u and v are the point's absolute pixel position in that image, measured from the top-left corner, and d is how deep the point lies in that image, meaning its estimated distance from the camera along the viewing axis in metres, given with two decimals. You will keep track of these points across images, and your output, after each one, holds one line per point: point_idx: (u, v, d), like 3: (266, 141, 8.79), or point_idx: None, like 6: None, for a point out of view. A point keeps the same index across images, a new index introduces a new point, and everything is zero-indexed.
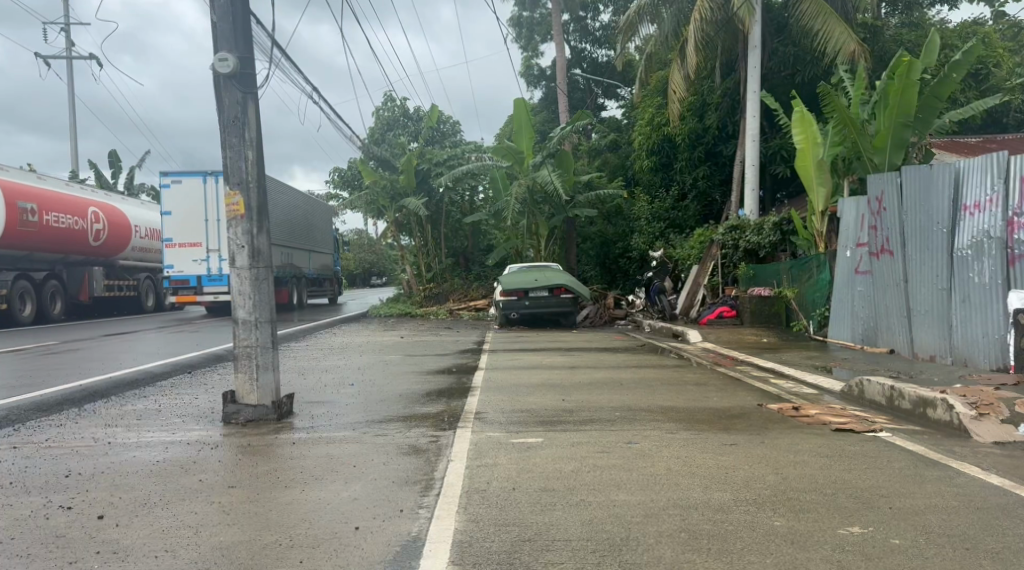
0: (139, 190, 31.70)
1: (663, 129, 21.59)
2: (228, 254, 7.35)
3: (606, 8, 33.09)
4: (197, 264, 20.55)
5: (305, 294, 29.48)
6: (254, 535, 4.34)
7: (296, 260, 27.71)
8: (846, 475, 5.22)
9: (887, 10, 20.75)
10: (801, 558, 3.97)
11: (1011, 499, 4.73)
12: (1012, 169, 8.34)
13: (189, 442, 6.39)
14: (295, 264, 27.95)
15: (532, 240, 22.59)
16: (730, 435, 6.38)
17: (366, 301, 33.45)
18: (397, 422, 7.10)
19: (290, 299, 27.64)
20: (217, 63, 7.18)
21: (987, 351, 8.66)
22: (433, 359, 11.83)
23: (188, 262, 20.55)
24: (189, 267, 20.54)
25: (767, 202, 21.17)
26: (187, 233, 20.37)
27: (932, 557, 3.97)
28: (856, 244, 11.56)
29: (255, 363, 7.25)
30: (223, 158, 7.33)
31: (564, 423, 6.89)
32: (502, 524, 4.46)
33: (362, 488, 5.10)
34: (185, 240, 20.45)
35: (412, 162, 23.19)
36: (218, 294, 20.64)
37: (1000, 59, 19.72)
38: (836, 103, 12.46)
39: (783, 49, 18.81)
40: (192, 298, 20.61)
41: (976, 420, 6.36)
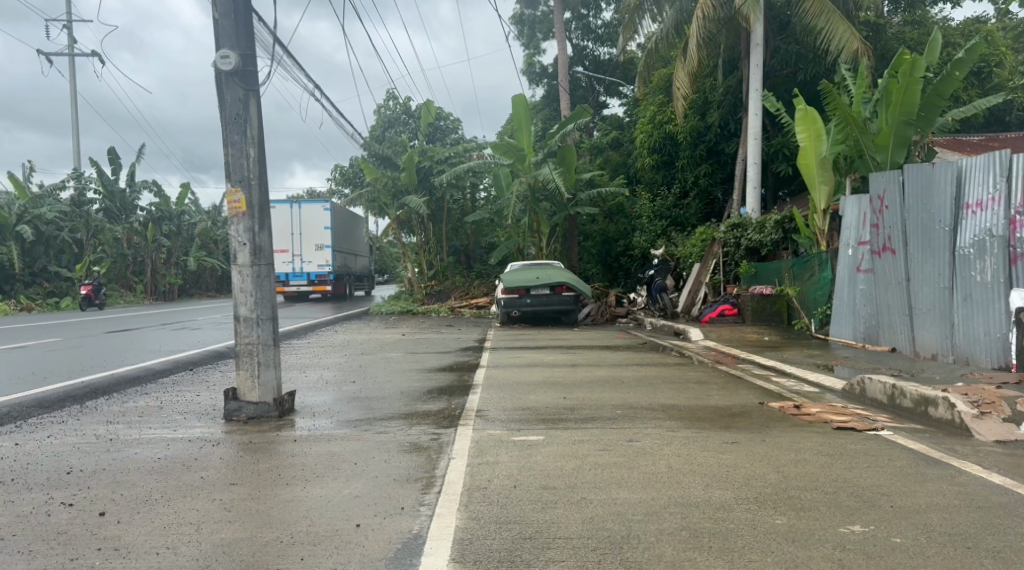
0: (139, 186, 31.65)
1: (665, 127, 21.55)
2: (229, 252, 7.34)
3: (607, 5, 33.16)
4: (284, 265, 28.66)
5: (353, 291, 33.83)
6: (255, 532, 4.34)
7: (350, 261, 32.34)
8: (846, 474, 5.21)
9: (891, 8, 20.74)
10: (802, 557, 3.97)
11: (1012, 499, 4.72)
12: (1015, 167, 8.37)
13: (191, 438, 6.41)
14: (348, 265, 32.36)
15: (534, 237, 22.62)
16: (732, 433, 6.37)
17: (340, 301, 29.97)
18: (398, 419, 7.11)
19: (345, 292, 32.24)
20: (219, 61, 7.21)
21: (988, 350, 8.65)
22: (435, 357, 11.81)
23: (280, 264, 28.60)
24: (282, 268, 28.73)
25: (770, 199, 21.16)
26: (278, 243, 28.42)
27: (933, 557, 3.96)
28: (858, 242, 11.56)
29: (256, 360, 7.26)
30: (224, 154, 7.32)
31: (566, 421, 6.89)
32: (503, 521, 4.46)
33: (362, 486, 5.09)
34: (278, 248, 28.48)
35: (414, 160, 23.14)
36: (298, 286, 28.81)
37: (1003, 57, 19.70)
38: (837, 100, 12.45)
39: (786, 47, 18.80)
40: (282, 288, 28.77)
41: (979, 419, 6.35)
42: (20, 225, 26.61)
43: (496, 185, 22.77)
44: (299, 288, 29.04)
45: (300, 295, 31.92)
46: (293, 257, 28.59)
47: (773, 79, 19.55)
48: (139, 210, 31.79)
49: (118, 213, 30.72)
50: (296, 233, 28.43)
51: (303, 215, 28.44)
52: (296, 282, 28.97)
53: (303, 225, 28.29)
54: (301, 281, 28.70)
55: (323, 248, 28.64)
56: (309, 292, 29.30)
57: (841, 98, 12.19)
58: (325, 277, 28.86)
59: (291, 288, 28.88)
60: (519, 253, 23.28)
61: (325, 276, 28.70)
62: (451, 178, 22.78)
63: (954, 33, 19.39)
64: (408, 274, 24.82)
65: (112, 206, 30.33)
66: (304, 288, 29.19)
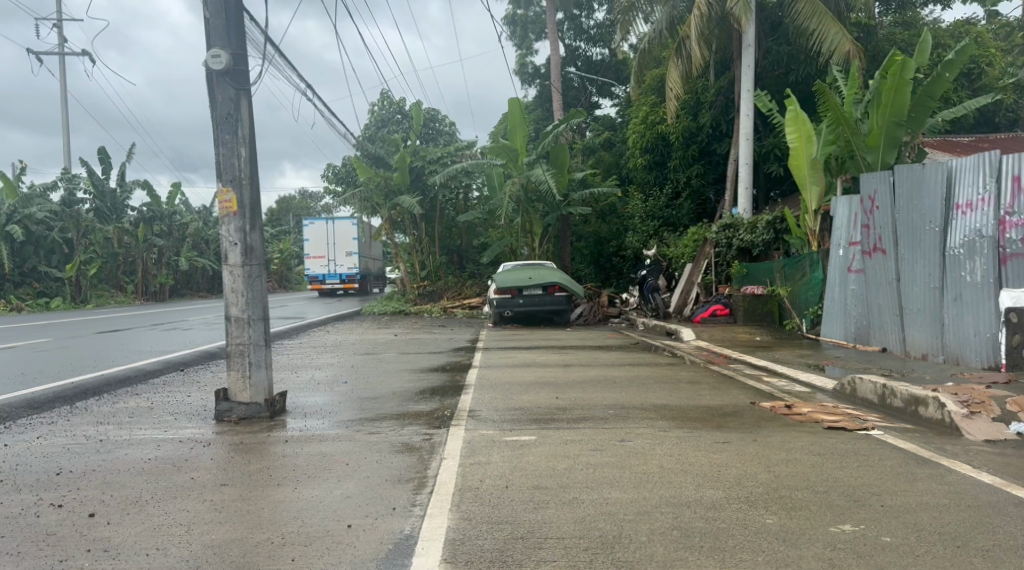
0: (131, 185, 31.60)
1: (657, 127, 21.54)
2: (221, 251, 7.32)
3: (599, 6, 33.20)
4: (321, 268, 34.72)
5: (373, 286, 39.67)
6: (245, 533, 4.33)
7: (371, 265, 38.16)
8: (838, 473, 5.23)
9: (881, 10, 20.96)
10: (793, 557, 3.97)
11: (1001, 498, 4.75)
12: (1004, 168, 8.42)
13: (181, 439, 6.38)
14: (370, 266, 38.17)
15: (527, 237, 22.79)
16: (723, 433, 6.38)
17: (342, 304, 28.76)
18: (391, 420, 7.10)
19: (365, 290, 38.01)
20: (210, 60, 7.18)
21: (979, 349, 8.67)
22: (428, 357, 11.78)
23: (318, 267, 34.60)
24: (319, 270, 34.83)
25: (761, 200, 21.24)
26: (316, 250, 34.43)
27: (923, 556, 3.97)
28: (849, 243, 11.58)
29: (247, 360, 7.24)
30: (215, 154, 7.30)
31: (557, 421, 6.89)
32: (494, 521, 4.46)
33: (354, 487, 5.09)
34: (316, 254, 34.44)
35: (407, 160, 23.18)
36: (333, 285, 34.68)
37: (993, 58, 19.78)
38: (829, 101, 12.44)
39: (777, 48, 18.83)
40: (319, 287, 34.63)
41: (967, 418, 6.37)
42: (9, 225, 26.52)
43: (489, 184, 22.73)
44: (333, 286, 34.92)
45: (331, 293, 37.80)
46: (328, 262, 34.56)
47: (765, 80, 19.52)
48: (130, 210, 31.71)
49: (108, 212, 30.63)
50: (331, 243, 34.43)
51: (336, 228, 34.41)
52: (331, 282, 34.85)
53: (337, 236, 34.12)
54: (336, 281, 34.78)
55: (352, 255, 34.64)
56: (342, 288, 35.47)
57: (834, 98, 12.15)
58: (354, 276, 34.84)
59: (327, 286, 34.89)
60: (512, 253, 23.43)
61: (354, 277, 34.63)
62: (445, 179, 22.82)
63: (943, 35, 19.53)
64: (401, 274, 24.93)
65: (103, 206, 30.24)
66: (337, 286, 35.29)
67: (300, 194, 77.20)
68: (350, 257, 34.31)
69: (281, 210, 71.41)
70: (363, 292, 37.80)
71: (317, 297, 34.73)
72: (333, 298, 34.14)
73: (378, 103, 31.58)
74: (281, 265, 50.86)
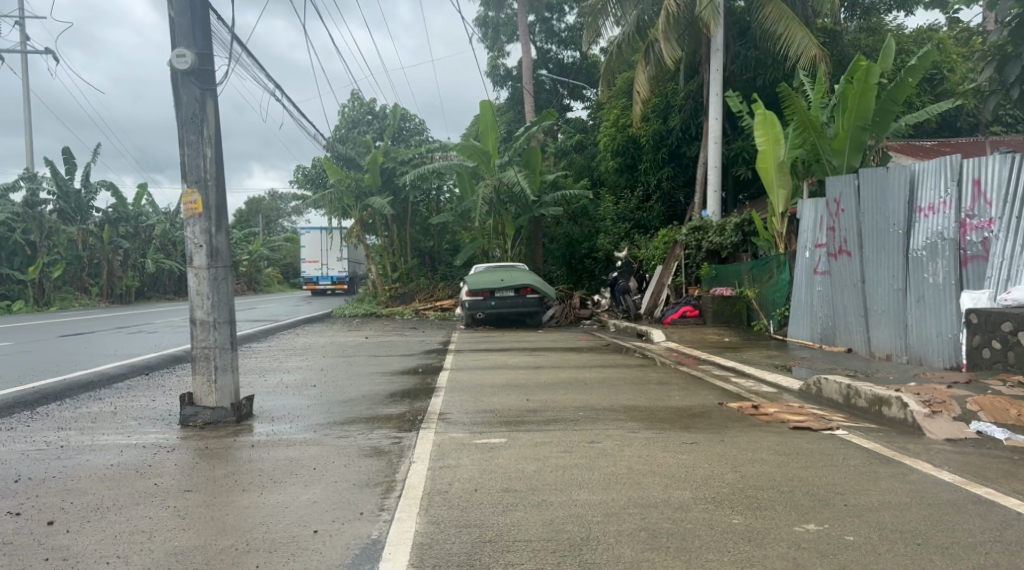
0: (95, 186, 31.03)
1: (628, 130, 21.66)
2: (185, 253, 7.23)
3: (571, 10, 33.33)
4: (314, 271, 37.94)
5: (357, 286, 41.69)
6: (209, 539, 4.28)
7: (357, 269, 40.80)
8: (803, 473, 5.30)
9: (846, 15, 21.16)
10: (757, 556, 4.01)
11: (962, 496, 4.83)
12: (965, 171, 8.59)
13: (144, 445, 6.28)
14: (354, 270, 40.09)
15: (498, 239, 22.87)
16: (691, 434, 6.43)
17: (312, 305, 28.75)
18: (359, 423, 7.06)
19: (350, 290, 40.17)
20: (174, 59, 7.08)
21: (941, 350, 8.81)
22: (399, 360, 11.72)
23: (312, 270, 37.77)
24: (313, 272, 37.99)
25: (730, 204, 21.43)
26: (311, 255, 37.60)
27: (885, 554, 4.03)
28: (815, 245, 11.73)
29: (213, 364, 7.15)
30: (180, 154, 7.21)
31: (527, 423, 6.90)
32: (462, 525, 4.45)
33: (321, 491, 5.06)
34: (311, 259, 37.67)
35: (378, 160, 23.10)
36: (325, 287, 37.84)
37: (955, 65, 20.17)
38: (796, 105, 12.64)
39: (746, 52, 19.01)
40: (312, 287, 37.79)
41: (929, 418, 6.47)
42: None
43: (459, 186, 22.59)
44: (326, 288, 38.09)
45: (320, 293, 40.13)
46: (321, 266, 37.74)
47: (734, 84, 19.68)
48: (94, 211, 31.15)
49: (72, 213, 30.04)
50: (324, 249, 37.61)
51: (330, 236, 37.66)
52: (323, 283, 38.07)
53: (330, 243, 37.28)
54: (328, 283, 37.92)
55: (343, 260, 37.71)
56: (333, 288, 38.67)
57: (800, 103, 12.31)
58: (345, 279, 37.89)
59: (319, 287, 37.98)
60: (484, 255, 23.44)
61: (344, 279, 37.66)
62: (416, 179, 22.77)
63: (907, 41, 19.90)
64: (373, 276, 24.91)
65: (67, 207, 29.65)
66: (330, 287, 38.53)
67: (269, 195, 76.72)
68: (341, 263, 37.45)
69: (249, 209, 70.87)
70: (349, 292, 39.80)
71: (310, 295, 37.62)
72: (323, 298, 36.44)
73: (349, 105, 31.35)
74: (250, 267, 50.54)
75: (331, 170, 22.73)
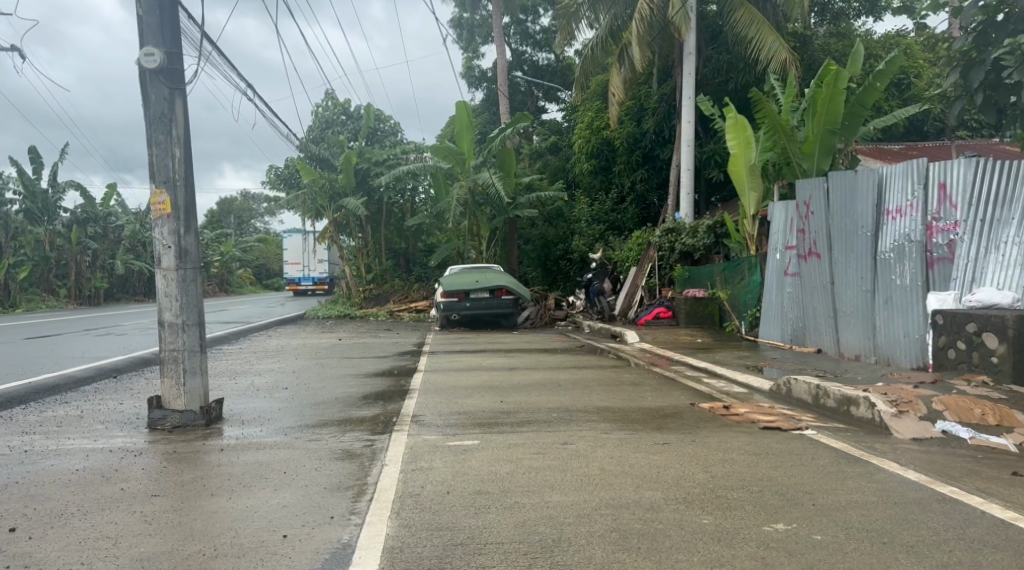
0: (63, 186, 30.56)
1: (602, 133, 21.73)
2: (154, 254, 7.15)
3: (545, 12, 33.42)
4: (296, 273, 39.03)
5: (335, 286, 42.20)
6: (177, 545, 4.23)
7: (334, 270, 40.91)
8: (772, 472, 5.36)
9: (817, 20, 21.61)
10: (726, 556, 4.05)
11: (927, 495, 4.91)
12: (930, 175, 8.73)
13: (111, 449, 6.19)
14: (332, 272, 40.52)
15: (473, 240, 22.88)
16: (663, 434, 6.47)
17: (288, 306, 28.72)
18: (332, 425, 7.02)
19: (327, 292, 40.34)
20: (143, 58, 6.99)
21: (908, 350, 8.94)
22: (372, 362, 11.66)
23: (295, 272, 38.88)
24: (295, 273, 39.08)
25: (703, 206, 21.60)
26: (293, 257, 38.64)
27: (851, 553, 4.08)
28: (785, 247, 11.85)
29: (181, 367, 7.07)
30: (148, 154, 7.12)
31: (501, 425, 6.90)
32: (435, 528, 4.44)
33: (292, 495, 5.01)
34: (293, 261, 38.70)
35: (352, 161, 22.97)
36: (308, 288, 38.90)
37: (922, 70, 20.50)
38: (766, 109, 12.77)
39: (717, 56, 19.20)
40: (296, 288, 38.89)
41: (896, 418, 6.57)
42: None
43: (434, 187, 22.51)
44: (308, 288, 39.12)
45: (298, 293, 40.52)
46: (303, 267, 38.74)
47: (706, 88, 19.82)
48: (62, 212, 30.68)
49: (39, 213, 29.54)
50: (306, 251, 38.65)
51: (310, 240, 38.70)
52: (306, 284, 39.11)
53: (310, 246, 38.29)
54: (310, 283, 39.04)
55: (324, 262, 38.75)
56: (314, 289, 39.69)
57: (771, 108, 12.44)
58: (326, 279, 38.85)
59: (302, 287, 38.99)
60: (459, 257, 23.40)
61: (325, 280, 38.59)
62: (390, 181, 22.69)
63: (875, 46, 20.18)
64: (346, 277, 24.84)
65: (34, 207, 29.18)
66: (311, 287, 39.71)
67: (241, 195, 76.11)
68: (322, 265, 38.47)
69: (220, 210, 70.23)
70: (326, 293, 40.28)
71: (292, 296, 38.54)
72: (305, 298, 37.47)
73: (323, 105, 31.15)
74: (222, 269, 50.10)
75: (304, 170, 22.57)
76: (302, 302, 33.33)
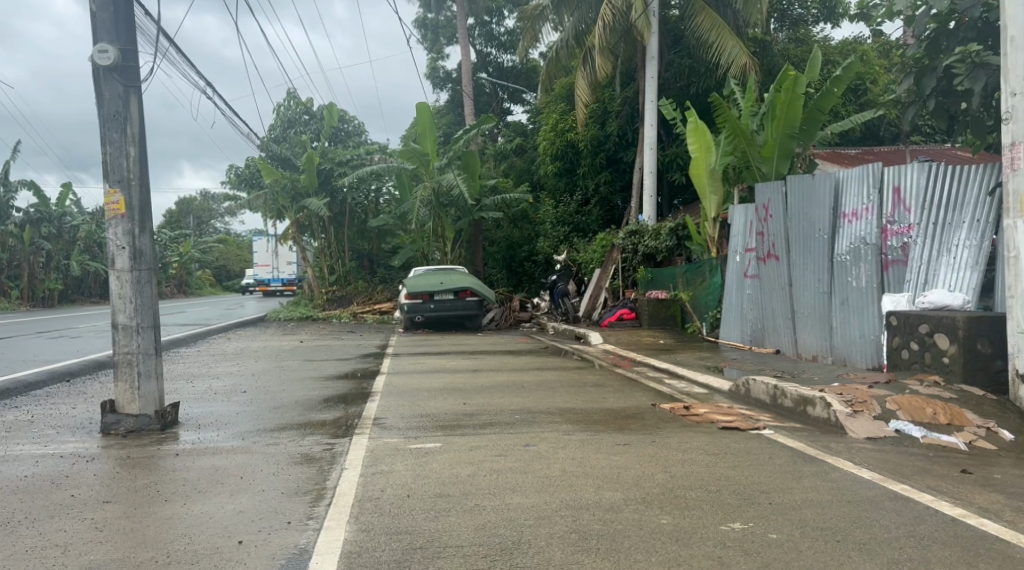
0: (16, 185, 29.85)
1: (567, 135, 21.77)
2: (107, 255, 7.00)
3: (509, 14, 33.45)
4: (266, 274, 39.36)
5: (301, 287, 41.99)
6: (128, 552, 4.15)
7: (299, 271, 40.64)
8: (729, 472, 5.42)
9: (776, 26, 21.91)
10: (683, 556, 4.08)
11: (879, 493, 5.00)
12: (885, 179, 8.91)
13: (62, 454, 6.05)
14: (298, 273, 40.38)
15: (438, 241, 22.79)
16: (624, 435, 6.51)
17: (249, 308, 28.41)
18: (292, 429, 6.96)
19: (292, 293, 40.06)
20: (96, 55, 6.84)
21: (863, 351, 9.10)
22: (335, 365, 11.55)
23: (264, 273, 39.20)
24: (265, 275, 39.28)
25: (665, 208, 21.78)
26: (262, 259, 38.90)
27: (806, 551, 4.13)
28: (745, 249, 11.99)
29: (135, 371, 6.94)
30: (101, 153, 6.98)
31: (463, 427, 6.88)
32: (394, 532, 4.41)
33: (248, 501, 4.94)
34: (263, 263, 38.95)
35: (314, 161, 22.74)
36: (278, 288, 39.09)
37: (878, 76, 20.91)
38: (726, 113, 12.93)
39: (679, 61, 19.43)
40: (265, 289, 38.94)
41: (851, 417, 6.68)
42: None
43: (398, 188, 22.41)
44: (277, 289, 39.19)
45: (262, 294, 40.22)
46: (273, 269, 38.96)
47: (668, 92, 19.99)
48: (15, 212, 29.97)
49: None
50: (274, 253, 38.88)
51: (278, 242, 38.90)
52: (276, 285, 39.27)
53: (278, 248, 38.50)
54: (279, 284, 39.10)
55: (292, 263, 38.91)
56: (283, 290, 39.63)
57: (731, 112, 12.59)
58: (295, 280, 38.94)
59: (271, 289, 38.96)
60: (423, 258, 23.29)
61: (293, 281, 38.75)
62: (354, 181, 22.53)
63: (833, 52, 20.56)
64: (309, 278, 24.64)
65: None
66: (279, 288, 39.64)
67: (200, 194, 74.99)
68: (290, 266, 38.64)
69: (180, 210, 69.16)
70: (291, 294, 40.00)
71: (261, 298, 38.60)
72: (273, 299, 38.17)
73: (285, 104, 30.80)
74: (180, 269, 49.30)
75: (265, 170, 22.30)
76: (267, 302, 34.52)
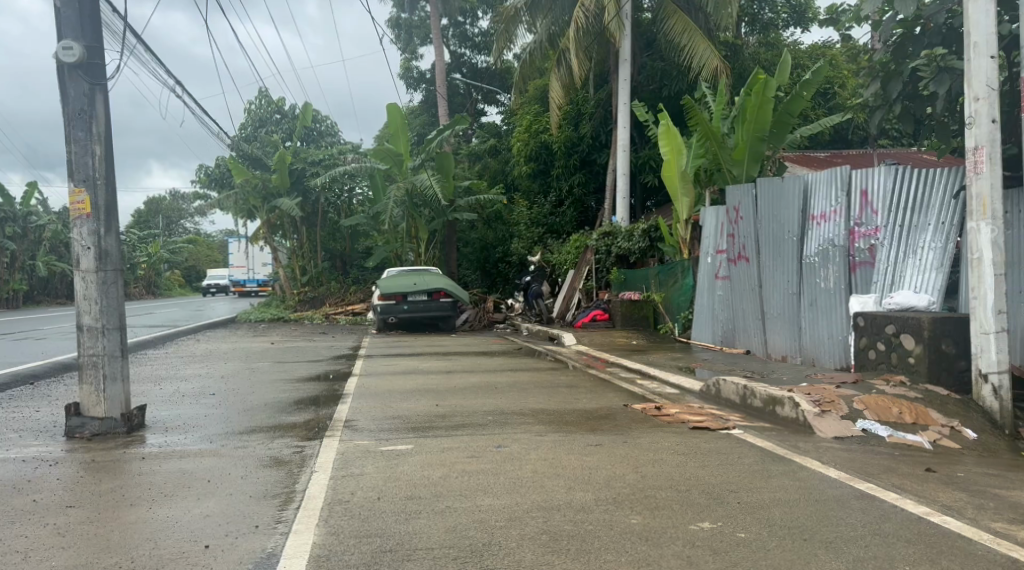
0: None
1: (541, 136, 21.79)
2: (72, 255, 6.89)
3: (483, 15, 33.44)
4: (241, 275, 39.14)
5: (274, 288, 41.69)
6: (92, 558, 4.08)
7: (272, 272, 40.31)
8: (699, 471, 5.45)
9: (746, 30, 21.80)
10: (653, 555, 4.10)
11: (845, 492, 5.06)
12: (852, 181, 9.04)
13: (24, 458, 5.94)
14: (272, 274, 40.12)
15: (412, 242, 22.69)
16: (596, 436, 6.53)
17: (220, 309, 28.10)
18: (262, 432, 6.89)
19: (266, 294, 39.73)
20: (61, 51, 6.71)
21: (831, 351, 9.21)
22: (307, 366, 11.47)
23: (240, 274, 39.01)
24: (241, 276, 39.05)
25: (638, 210, 21.90)
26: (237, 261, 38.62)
27: (773, 549, 4.17)
28: (716, 251, 12.09)
29: (101, 373, 6.84)
30: (66, 152, 6.87)
31: (435, 429, 6.86)
32: (363, 535, 4.39)
33: (215, 505, 4.89)
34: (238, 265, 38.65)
35: (286, 160, 22.55)
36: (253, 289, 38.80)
37: (846, 80, 21.19)
38: (698, 116, 13.03)
39: (651, 64, 19.60)
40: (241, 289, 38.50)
41: (819, 417, 6.76)
42: None
43: (372, 188, 22.29)
44: (253, 290, 38.88)
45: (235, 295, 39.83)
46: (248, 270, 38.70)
47: (641, 95, 20.09)
48: None
49: None
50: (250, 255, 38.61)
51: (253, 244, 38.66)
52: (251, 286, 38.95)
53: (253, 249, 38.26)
54: (255, 286, 38.83)
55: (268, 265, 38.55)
56: (259, 292, 39.21)
57: (703, 114, 12.68)
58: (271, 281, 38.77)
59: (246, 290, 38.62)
60: (397, 259, 23.20)
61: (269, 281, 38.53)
62: (326, 181, 22.38)
63: (803, 56, 20.82)
64: (281, 279, 24.44)
65: None
66: (255, 291, 39.13)
67: (170, 194, 74.03)
68: (266, 267, 38.39)
69: (150, 210, 68.31)
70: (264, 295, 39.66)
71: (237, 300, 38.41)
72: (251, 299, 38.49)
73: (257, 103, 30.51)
74: (150, 270, 48.65)
75: (236, 169, 22.07)
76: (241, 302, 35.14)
